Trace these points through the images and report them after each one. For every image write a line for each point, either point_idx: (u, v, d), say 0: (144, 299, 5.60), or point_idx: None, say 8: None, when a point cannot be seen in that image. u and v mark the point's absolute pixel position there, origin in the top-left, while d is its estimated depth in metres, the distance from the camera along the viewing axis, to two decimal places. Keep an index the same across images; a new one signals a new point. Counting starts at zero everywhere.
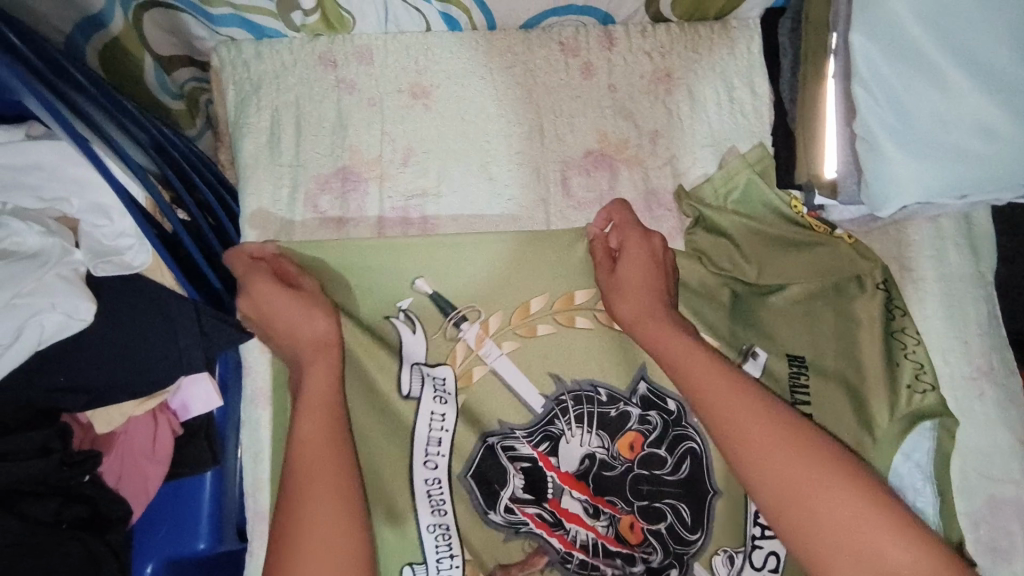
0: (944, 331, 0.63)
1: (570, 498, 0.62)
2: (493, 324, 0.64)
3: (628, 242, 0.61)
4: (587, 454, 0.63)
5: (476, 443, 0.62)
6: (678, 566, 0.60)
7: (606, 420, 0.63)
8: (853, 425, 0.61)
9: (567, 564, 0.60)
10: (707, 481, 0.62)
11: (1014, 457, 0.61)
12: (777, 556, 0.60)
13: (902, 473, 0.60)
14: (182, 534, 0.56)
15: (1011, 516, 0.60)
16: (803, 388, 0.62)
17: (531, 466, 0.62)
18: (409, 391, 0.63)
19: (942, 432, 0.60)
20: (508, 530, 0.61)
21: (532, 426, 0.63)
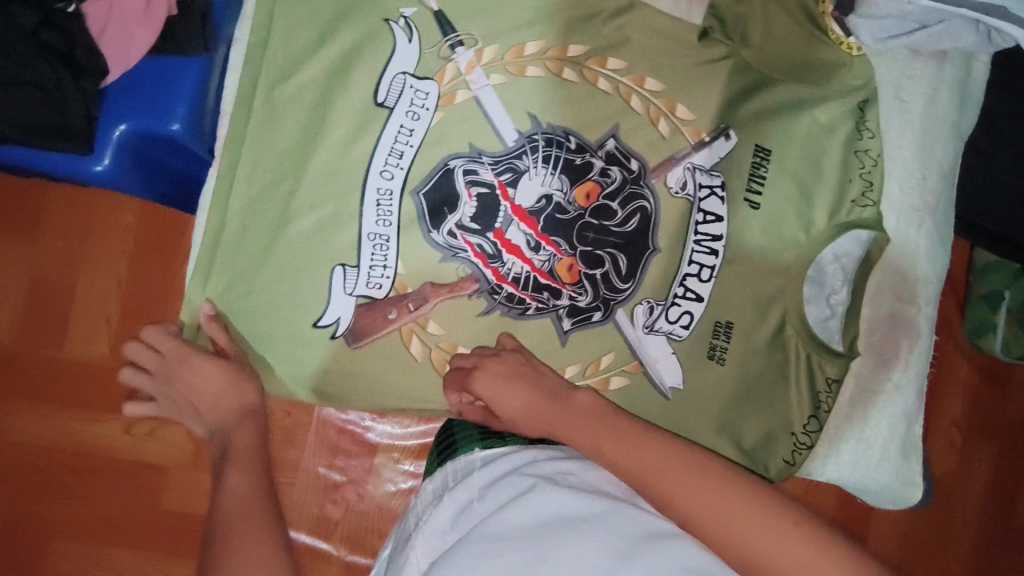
0: (910, 164, 0.68)
1: (516, 230, 0.64)
2: (486, 55, 0.63)
3: (485, 386, 0.61)
4: (544, 196, 0.64)
5: (437, 164, 0.63)
6: (602, 309, 0.66)
7: (570, 167, 0.64)
8: (801, 220, 0.66)
9: (494, 294, 0.65)
10: (651, 236, 0.65)
11: (924, 284, 0.68)
12: (691, 316, 0.66)
13: (828, 274, 0.67)
14: (157, 108, 0.54)
15: (903, 332, 0.68)
16: (759, 179, 0.66)
17: (488, 194, 0.64)
18: (386, 98, 0.62)
19: (873, 244, 0.67)
20: (448, 252, 0.64)
21: (499, 157, 0.64)
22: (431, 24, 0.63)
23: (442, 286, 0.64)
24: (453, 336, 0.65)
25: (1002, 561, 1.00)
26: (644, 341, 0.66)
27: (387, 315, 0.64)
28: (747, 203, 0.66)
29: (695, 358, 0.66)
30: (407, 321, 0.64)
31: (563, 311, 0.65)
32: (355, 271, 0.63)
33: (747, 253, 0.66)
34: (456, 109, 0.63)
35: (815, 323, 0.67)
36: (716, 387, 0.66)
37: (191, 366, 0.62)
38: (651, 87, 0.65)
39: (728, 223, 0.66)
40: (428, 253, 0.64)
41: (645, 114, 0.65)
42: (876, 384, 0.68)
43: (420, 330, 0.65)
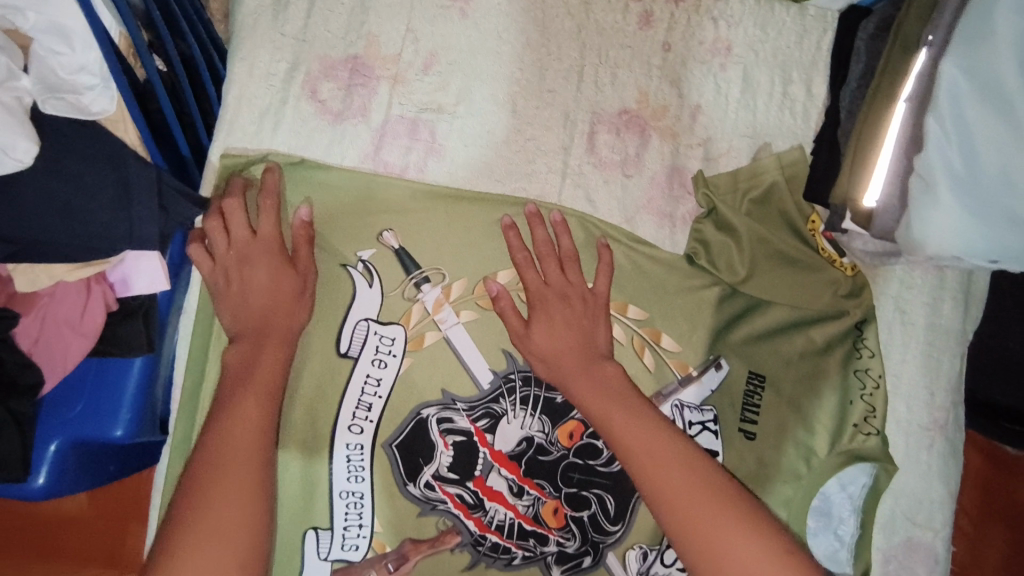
0: (915, 380, 0.64)
1: (496, 476, 0.60)
2: (454, 291, 0.60)
3: (542, 304, 0.57)
4: (524, 438, 0.60)
5: (410, 413, 0.59)
6: (591, 554, 0.61)
7: (551, 407, 0.60)
8: (801, 448, 0.62)
9: (477, 546, 0.60)
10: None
11: (940, 506, 0.64)
12: None
13: (834, 501, 0.63)
14: (100, 417, 0.51)
15: (921, 559, 0.63)
16: (753, 407, 0.62)
17: (465, 441, 0.59)
18: (351, 347, 0.59)
19: (881, 472, 0.61)
20: (426, 505, 0.59)
21: (475, 401, 0.60)
22: (393, 262, 0.59)
23: (422, 542, 0.59)
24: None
25: None
26: None
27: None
28: (742, 434, 0.61)
29: None
30: None
31: (551, 558, 0.61)
32: (328, 534, 0.58)
33: (745, 489, 0.61)
34: (423, 355, 0.59)
35: (824, 555, 0.62)
36: None
37: (255, 267, 0.52)
38: (633, 315, 0.61)
39: (725, 457, 0.61)
40: (404, 511, 0.59)
41: (629, 344, 0.61)
42: None
43: None
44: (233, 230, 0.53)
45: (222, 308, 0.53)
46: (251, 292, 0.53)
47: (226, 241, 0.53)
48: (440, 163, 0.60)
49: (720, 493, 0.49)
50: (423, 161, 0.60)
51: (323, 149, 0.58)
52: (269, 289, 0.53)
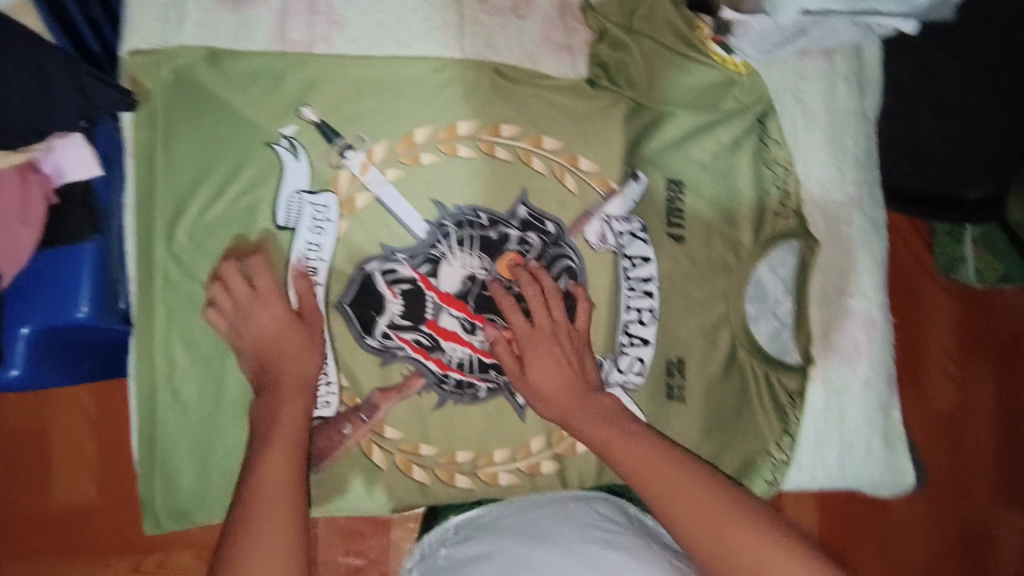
0: (825, 161, 0.68)
1: (448, 317, 0.64)
2: (378, 152, 0.63)
3: (531, 343, 0.60)
4: (468, 277, 0.64)
5: (353, 271, 0.63)
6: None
7: (487, 243, 0.64)
8: (727, 241, 0.66)
9: (443, 385, 0.64)
10: (581, 293, 0.65)
11: (869, 275, 0.68)
12: (643, 363, 0.66)
13: (769, 287, 0.67)
14: (61, 301, 0.55)
15: (859, 325, 0.68)
16: (678, 212, 0.66)
17: (411, 288, 0.63)
18: (288, 220, 0.62)
19: (806, 249, 0.66)
20: (386, 353, 0.63)
21: (414, 249, 0.63)
22: (315, 136, 0.62)
23: (390, 390, 0.63)
24: (414, 436, 0.63)
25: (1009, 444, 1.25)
26: None
27: (342, 432, 0.62)
28: (670, 238, 0.66)
29: (656, 401, 0.66)
30: (364, 433, 0.63)
31: (514, 385, 0.65)
32: None
33: (682, 288, 0.66)
34: (359, 216, 0.63)
35: (768, 337, 0.67)
36: (688, 424, 0.67)
37: (264, 308, 0.58)
38: (548, 146, 0.65)
39: (659, 262, 0.66)
40: (368, 361, 0.63)
41: (550, 173, 0.65)
42: (844, 382, 0.67)
43: (379, 439, 0.63)
44: (241, 294, 0.59)
45: (240, 344, 0.59)
46: (285, 359, 0.58)
47: (233, 300, 0.59)
48: (343, 32, 0.64)
49: (734, 502, 0.51)
50: (327, 32, 0.64)
51: (230, 36, 0.62)
52: (298, 355, 0.58)
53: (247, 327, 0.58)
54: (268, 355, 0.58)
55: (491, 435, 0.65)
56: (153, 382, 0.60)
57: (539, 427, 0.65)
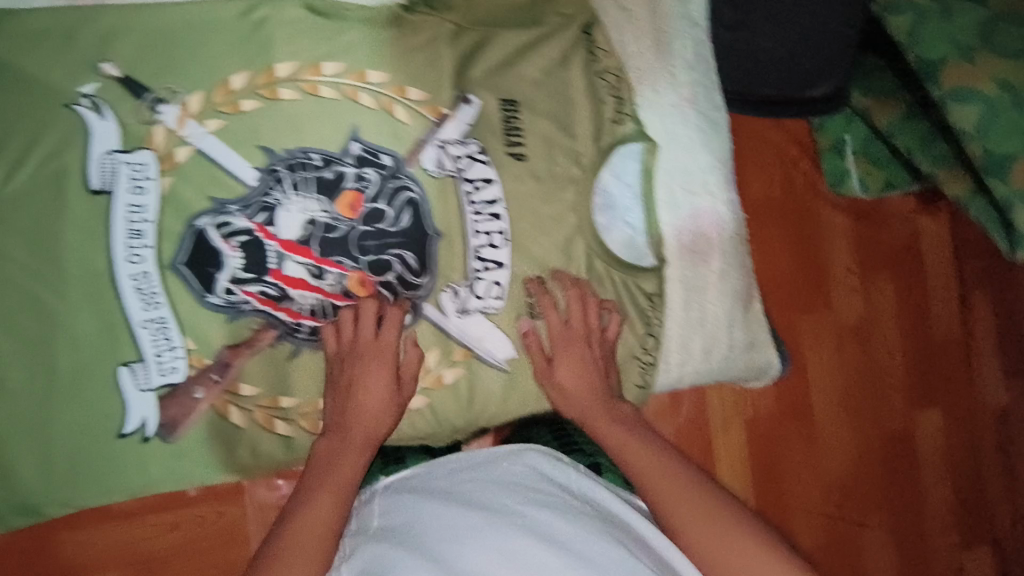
0: (655, 66, 0.68)
1: (293, 264, 0.62)
2: (193, 104, 0.60)
3: (562, 350, 0.67)
4: (308, 221, 0.62)
5: (183, 229, 0.60)
6: (410, 311, 0.65)
7: (323, 184, 0.63)
8: (568, 154, 0.66)
9: (296, 333, 0.63)
10: (426, 223, 0.65)
11: (711, 172, 0.70)
12: (501, 286, 0.66)
13: (616, 195, 0.67)
14: None
15: (708, 222, 0.70)
16: (516, 131, 0.66)
17: (249, 239, 0.61)
18: (103, 182, 0.58)
19: (646, 152, 0.67)
20: (232, 310, 0.61)
21: (246, 199, 0.61)
22: (121, 94, 0.59)
23: (240, 347, 0.61)
24: (272, 390, 0.62)
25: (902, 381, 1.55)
26: (464, 326, 0.66)
27: (194, 397, 0.60)
28: (511, 157, 0.66)
29: (517, 322, 0.67)
30: (219, 394, 0.61)
31: None
32: (141, 366, 0.59)
33: (530, 207, 0.66)
34: (181, 170, 0.59)
35: (623, 246, 0.67)
36: (554, 341, 0.67)
37: (366, 370, 0.62)
38: (374, 79, 0.63)
39: (502, 183, 0.66)
40: (213, 321, 0.61)
41: (379, 107, 0.64)
42: (701, 279, 0.70)
43: (234, 398, 0.61)
44: (344, 342, 0.63)
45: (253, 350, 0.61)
46: (368, 400, 0.62)
47: (340, 342, 0.63)
48: None
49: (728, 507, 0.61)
50: None
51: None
52: (381, 393, 0.63)
53: (337, 363, 0.63)
54: (346, 390, 0.63)
55: None
56: None
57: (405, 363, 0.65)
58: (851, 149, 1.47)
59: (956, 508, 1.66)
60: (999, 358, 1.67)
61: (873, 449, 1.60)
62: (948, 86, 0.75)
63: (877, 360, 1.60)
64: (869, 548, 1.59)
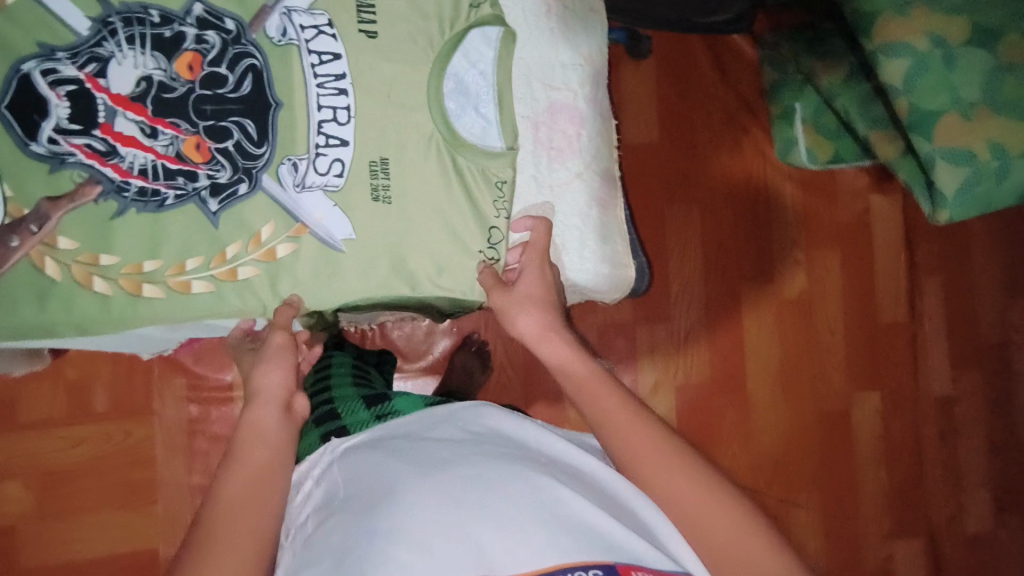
0: None
1: (124, 121, 0.60)
2: None
3: (529, 257, 0.67)
4: (143, 78, 0.60)
5: (8, 72, 0.58)
6: (247, 181, 0.62)
7: (160, 42, 0.60)
8: (420, 35, 0.65)
9: (123, 193, 0.61)
10: (268, 92, 0.62)
11: (572, 69, 0.70)
12: (343, 164, 0.63)
13: (470, 82, 0.66)
14: None
15: (565, 118, 0.70)
16: (369, 8, 0.64)
17: (77, 90, 0.59)
18: None
19: (505, 40, 0.66)
20: (56, 161, 0.59)
21: (76, 48, 0.59)
22: None
23: (61, 199, 0.59)
24: (92, 246, 0.61)
25: (862, 371, 1.47)
26: (300, 200, 0.63)
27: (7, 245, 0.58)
28: (362, 35, 0.63)
29: (357, 202, 0.64)
30: (34, 245, 0.59)
31: (205, 192, 0.62)
32: None
33: (381, 86, 0.64)
34: (8, 11, 0.58)
35: (476, 134, 0.66)
36: (396, 226, 0.64)
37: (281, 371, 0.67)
38: None
39: (351, 60, 0.63)
40: (33, 169, 0.59)
41: None
42: (556, 178, 0.70)
43: (52, 250, 0.60)
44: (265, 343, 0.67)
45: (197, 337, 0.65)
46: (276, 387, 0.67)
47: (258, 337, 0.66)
48: None
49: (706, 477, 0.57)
50: None
51: None
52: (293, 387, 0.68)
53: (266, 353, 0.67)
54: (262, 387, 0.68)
55: (184, 242, 0.62)
56: None
57: (234, 234, 0.63)
58: (801, 117, 1.32)
59: (893, 503, 1.48)
60: (954, 356, 1.51)
61: (813, 437, 1.45)
62: (885, 37, 0.85)
63: (820, 338, 1.46)
64: (800, 538, 1.43)
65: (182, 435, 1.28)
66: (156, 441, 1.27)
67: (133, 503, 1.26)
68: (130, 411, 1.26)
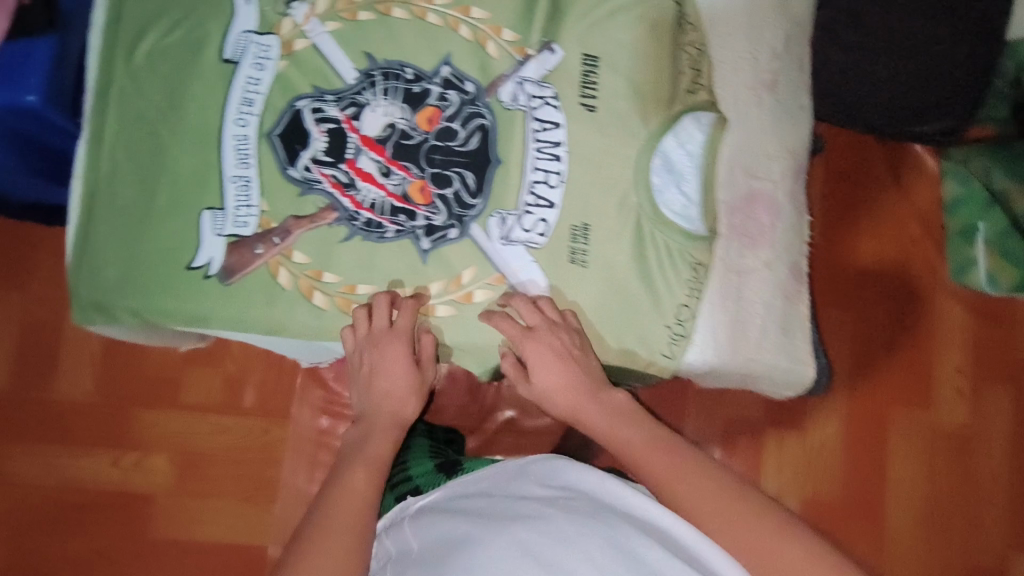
0: (742, 50, 0.70)
1: (367, 159, 0.68)
2: (320, 6, 0.69)
3: (529, 344, 0.66)
4: (389, 124, 0.68)
5: (286, 107, 0.68)
6: (458, 227, 0.68)
7: (409, 95, 0.68)
8: (634, 113, 0.68)
9: (353, 221, 0.68)
10: (490, 150, 0.68)
11: (777, 160, 0.69)
12: (546, 224, 0.67)
13: (676, 161, 0.68)
14: (13, 81, 0.62)
15: (763, 208, 0.69)
16: (592, 84, 0.68)
17: (335, 128, 0.68)
18: (234, 54, 0.68)
19: (716, 126, 0.68)
20: (306, 186, 0.68)
21: (342, 93, 0.68)
22: None
23: (303, 219, 0.68)
24: (318, 263, 0.68)
25: None
26: (502, 252, 0.68)
27: (253, 251, 0.67)
28: (581, 107, 0.68)
29: (555, 262, 0.68)
30: (274, 254, 0.68)
31: (420, 231, 0.68)
32: (222, 214, 0.67)
33: (590, 157, 0.68)
34: (296, 58, 0.68)
35: (677, 211, 0.67)
36: (585, 291, 0.67)
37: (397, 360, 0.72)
38: (476, 15, 0.69)
39: (569, 130, 0.68)
40: (287, 191, 0.68)
41: (474, 40, 0.69)
42: (744, 265, 0.68)
43: (286, 261, 0.68)
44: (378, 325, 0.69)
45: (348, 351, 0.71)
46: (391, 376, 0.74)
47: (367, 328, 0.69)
48: None
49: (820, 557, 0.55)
50: None
51: None
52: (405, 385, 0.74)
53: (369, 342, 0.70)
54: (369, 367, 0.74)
55: (395, 273, 0.68)
56: (95, 178, 0.67)
57: (440, 273, 0.68)
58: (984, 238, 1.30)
59: None
60: None
61: None
62: None
63: (981, 482, 1.30)
64: None
65: (311, 445, 1.36)
66: (287, 444, 1.35)
67: (254, 498, 1.34)
68: (271, 411, 1.36)
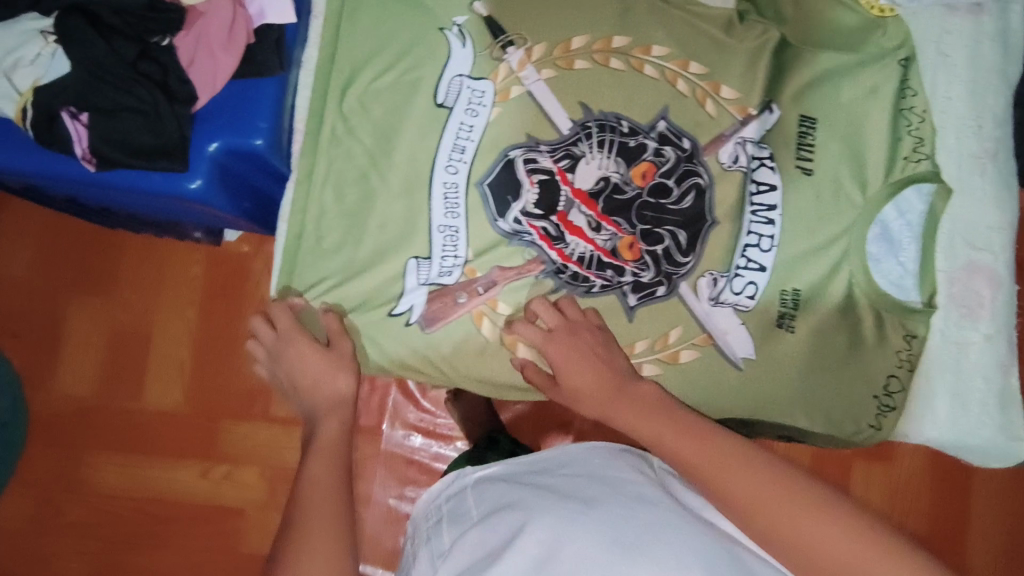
0: (960, 119, 0.69)
1: (577, 213, 0.66)
2: (537, 53, 0.66)
3: (557, 347, 0.63)
4: (602, 177, 0.66)
5: (496, 155, 0.66)
6: (666, 285, 0.66)
7: (625, 149, 0.66)
8: (854, 181, 0.67)
9: (560, 274, 0.66)
10: (705, 208, 0.66)
11: (997, 233, 0.69)
12: (756, 287, 0.67)
13: (894, 231, 0.68)
14: (240, 126, 0.61)
15: (982, 279, 0.69)
16: (809, 146, 0.67)
17: (547, 178, 0.65)
18: (447, 99, 0.66)
19: (937, 196, 0.68)
20: (513, 237, 0.66)
21: (556, 144, 0.66)
22: (482, 29, 0.67)
23: (509, 269, 0.66)
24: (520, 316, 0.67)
25: None
26: (712, 313, 0.66)
27: (456, 300, 0.66)
28: (799, 170, 0.67)
29: (766, 327, 0.67)
30: (478, 304, 0.66)
31: (627, 288, 0.66)
32: (427, 263, 0.66)
33: (809, 223, 0.67)
34: (510, 105, 0.66)
35: (891, 282, 0.68)
36: (793, 357, 0.67)
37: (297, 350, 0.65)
38: (695, 70, 0.67)
39: (785, 193, 0.67)
40: (495, 242, 0.66)
41: (691, 96, 0.67)
42: (963, 337, 0.69)
43: (489, 311, 0.67)
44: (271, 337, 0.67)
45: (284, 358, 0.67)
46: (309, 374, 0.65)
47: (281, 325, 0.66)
48: None
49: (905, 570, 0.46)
50: None
51: None
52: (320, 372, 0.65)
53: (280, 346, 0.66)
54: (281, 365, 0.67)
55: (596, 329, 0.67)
56: (301, 221, 0.66)
57: (647, 332, 0.67)
58: None
59: None
60: None
61: None
62: None
63: None
64: None
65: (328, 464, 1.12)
66: None
67: None
68: None
